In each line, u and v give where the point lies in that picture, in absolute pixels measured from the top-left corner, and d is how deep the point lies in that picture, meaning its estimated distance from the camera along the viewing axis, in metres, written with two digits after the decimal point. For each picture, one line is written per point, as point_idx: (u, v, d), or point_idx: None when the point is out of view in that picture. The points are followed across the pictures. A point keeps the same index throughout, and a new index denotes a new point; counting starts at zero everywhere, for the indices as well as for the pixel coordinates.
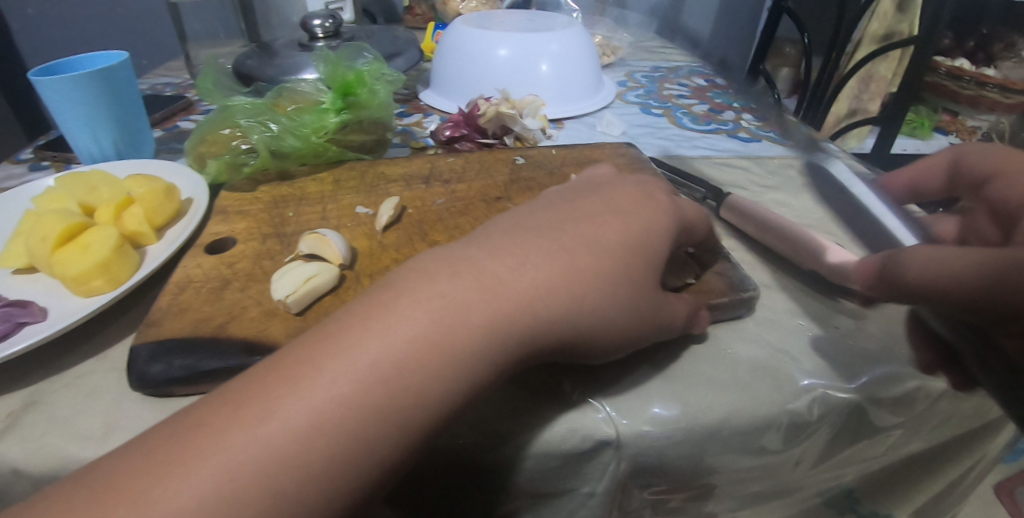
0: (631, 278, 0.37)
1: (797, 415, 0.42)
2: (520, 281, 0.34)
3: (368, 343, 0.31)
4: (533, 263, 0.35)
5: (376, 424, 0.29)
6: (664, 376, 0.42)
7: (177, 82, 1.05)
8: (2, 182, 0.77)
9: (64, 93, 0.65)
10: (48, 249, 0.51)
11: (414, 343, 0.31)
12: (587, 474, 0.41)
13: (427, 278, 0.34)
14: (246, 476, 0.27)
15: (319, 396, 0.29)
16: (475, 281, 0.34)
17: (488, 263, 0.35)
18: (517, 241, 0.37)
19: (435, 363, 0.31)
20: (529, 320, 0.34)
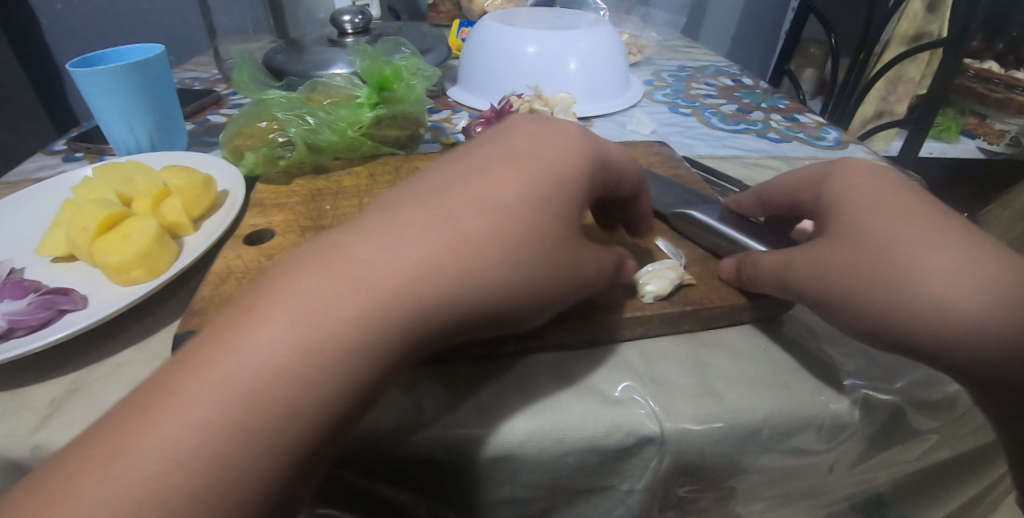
0: (545, 232, 0.36)
1: (840, 417, 0.41)
2: (427, 247, 0.33)
3: (292, 308, 0.30)
4: (446, 225, 0.34)
5: (308, 382, 0.28)
6: (706, 374, 0.42)
7: (206, 77, 1.07)
8: (39, 173, 0.78)
9: (103, 85, 0.66)
10: (89, 239, 0.52)
11: (334, 313, 0.30)
12: (627, 470, 0.41)
13: (346, 241, 0.33)
14: (176, 460, 0.26)
15: (244, 373, 0.28)
16: (376, 252, 0.32)
17: (400, 232, 0.33)
18: (426, 203, 0.35)
19: (350, 332, 0.30)
20: (439, 285, 0.33)
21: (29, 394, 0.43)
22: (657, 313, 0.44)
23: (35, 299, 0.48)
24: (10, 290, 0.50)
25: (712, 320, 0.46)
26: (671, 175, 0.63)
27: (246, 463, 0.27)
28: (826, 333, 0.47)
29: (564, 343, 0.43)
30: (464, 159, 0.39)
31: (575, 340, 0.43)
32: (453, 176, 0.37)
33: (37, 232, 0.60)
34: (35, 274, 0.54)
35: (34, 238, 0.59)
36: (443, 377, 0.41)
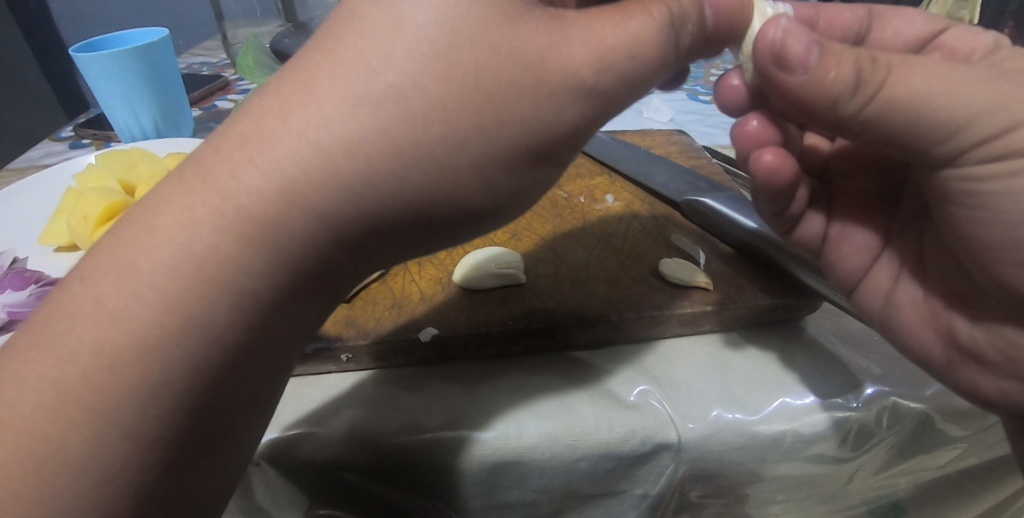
0: (456, 130, 0.26)
1: (864, 424, 0.39)
2: (286, 149, 0.25)
3: (145, 246, 0.25)
4: (312, 118, 0.25)
5: (174, 324, 0.25)
6: (728, 377, 0.40)
7: (214, 62, 1.05)
8: (45, 159, 0.77)
9: (107, 69, 0.65)
10: (89, 228, 0.51)
11: (188, 238, 0.25)
12: (639, 476, 0.39)
13: (205, 171, 0.26)
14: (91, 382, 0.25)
15: (132, 291, 0.25)
16: (228, 166, 0.25)
17: (262, 131, 0.25)
18: (325, 81, 0.26)
19: (236, 234, 0.25)
20: (302, 193, 0.25)
21: None
22: (676, 313, 0.42)
23: (34, 289, 0.47)
24: (11, 281, 0.49)
25: (733, 320, 0.43)
26: (690, 165, 0.61)
27: (165, 379, 0.25)
28: (852, 338, 0.45)
29: (579, 343, 0.41)
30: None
31: (588, 340, 0.42)
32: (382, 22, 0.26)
33: (40, 221, 0.59)
34: (37, 263, 0.53)
35: (36, 226, 0.58)
36: (452, 376, 0.39)
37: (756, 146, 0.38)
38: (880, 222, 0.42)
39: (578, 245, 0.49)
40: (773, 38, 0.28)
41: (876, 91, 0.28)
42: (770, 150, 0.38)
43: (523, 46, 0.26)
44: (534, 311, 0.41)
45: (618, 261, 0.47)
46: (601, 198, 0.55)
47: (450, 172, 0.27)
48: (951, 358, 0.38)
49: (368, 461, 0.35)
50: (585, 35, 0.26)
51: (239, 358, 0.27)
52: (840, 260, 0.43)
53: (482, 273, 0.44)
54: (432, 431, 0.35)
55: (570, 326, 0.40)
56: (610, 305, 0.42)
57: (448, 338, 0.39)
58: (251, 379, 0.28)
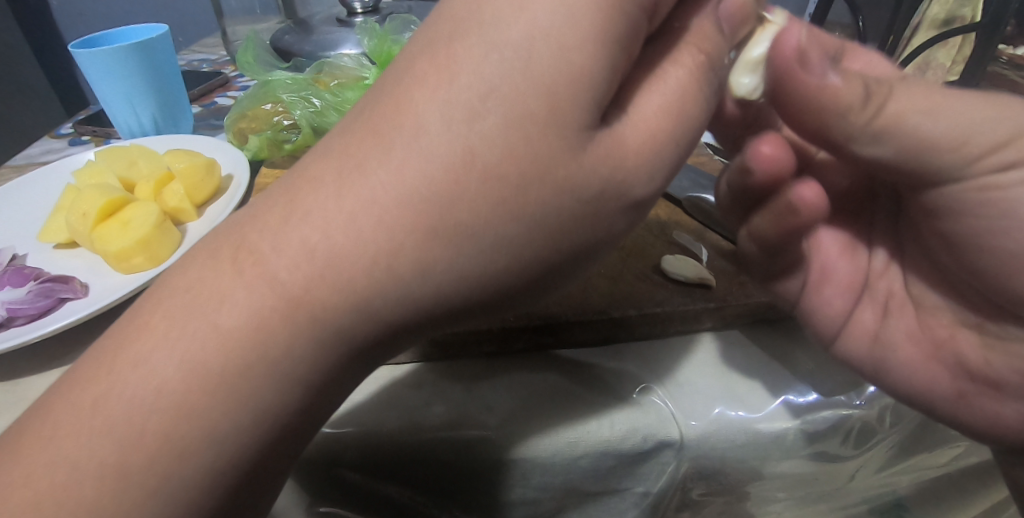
0: (524, 233, 0.24)
1: (867, 422, 0.40)
2: (356, 258, 0.22)
3: (183, 331, 0.23)
4: (370, 207, 0.22)
5: (214, 417, 0.23)
6: (729, 374, 0.40)
7: (214, 58, 1.05)
8: (44, 155, 0.77)
9: (107, 65, 0.65)
10: (89, 225, 0.50)
11: (234, 330, 0.23)
12: (641, 474, 0.39)
13: (245, 257, 0.23)
14: (125, 463, 0.23)
15: (165, 376, 0.23)
16: (274, 255, 0.23)
17: (307, 223, 0.22)
18: (388, 156, 0.23)
19: (280, 323, 0.23)
20: (365, 308, 0.23)
21: (26, 382, 0.42)
22: (677, 311, 0.41)
23: (33, 286, 0.46)
24: (10, 278, 0.49)
25: (734, 318, 0.43)
26: (691, 162, 0.61)
27: (208, 466, 0.23)
28: None
29: (579, 340, 0.41)
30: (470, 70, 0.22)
31: (588, 338, 0.41)
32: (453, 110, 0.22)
33: (39, 218, 0.58)
34: (36, 260, 0.53)
35: (36, 222, 0.58)
36: (452, 373, 0.39)
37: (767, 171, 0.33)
38: (860, 263, 0.43)
39: None
40: (792, 48, 0.28)
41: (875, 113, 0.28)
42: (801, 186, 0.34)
43: (585, 172, 0.23)
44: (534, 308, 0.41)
45: (619, 259, 0.47)
46: None
47: (516, 271, 0.25)
48: (958, 390, 0.39)
49: (369, 460, 0.35)
50: (635, 116, 0.24)
51: (282, 439, 0.25)
52: (823, 304, 0.43)
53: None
54: (432, 428, 0.35)
55: (571, 322, 0.40)
56: (611, 303, 0.42)
57: (448, 335, 0.39)
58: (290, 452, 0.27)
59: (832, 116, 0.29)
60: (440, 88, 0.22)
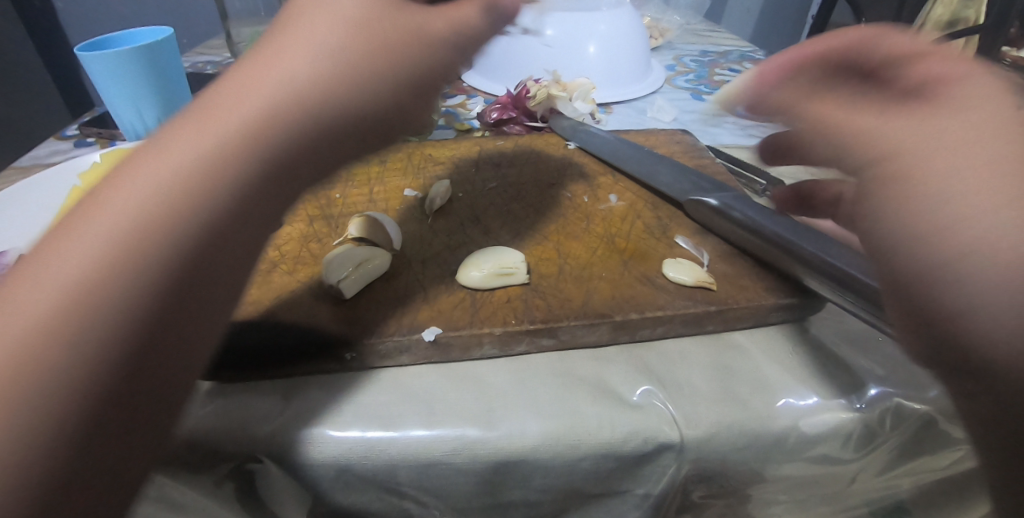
0: (320, 134, 0.31)
1: (868, 425, 0.39)
2: (188, 159, 0.28)
3: (115, 205, 0.26)
4: (183, 140, 0.28)
5: (111, 285, 0.25)
6: (730, 377, 0.40)
7: (218, 61, 1.05)
8: (51, 158, 0.77)
9: (112, 67, 0.65)
10: None
11: (123, 218, 0.26)
12: (642, 476, 0.39)
13: (147, 157, 0.28)
14: (25, 356, 0.23)
15: (72, 267, 0.25)
16: (130, 177, 0.27)
17: (156, 146, 0.28)
18: (223, 88, 0.30)
19: (166, 204, 0.27)
20: (184, 205, 0.27)
21: None
22: (678, 314, 0.42)
23: None
24: None
25: (736, 322, 0.44)
26: (693, 165, 0.61)
27: (108, 328, 0.24)
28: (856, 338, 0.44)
29: (583, 343, 0.41)
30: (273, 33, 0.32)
31: (589, 340, 0.42)
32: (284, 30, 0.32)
33: (43, 219, 0.59)
34: None
35: (41, 224, 0.58)
36: (453, 375, 0.39)
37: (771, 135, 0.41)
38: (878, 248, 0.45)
39: (580, 245, 0.49)
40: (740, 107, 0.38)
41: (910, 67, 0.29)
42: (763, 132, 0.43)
43: (356, 103, 0.33)
44: (536, 311, 0.41)
45: (620, 261, 0.47)
46: (604, 197, 0.55)
47: (274, 165, 0.30)
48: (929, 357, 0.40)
49: (372, 462, 0.35)
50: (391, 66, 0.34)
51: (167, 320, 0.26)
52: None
53: (487, 273, 0.44)
54: (437, 429, 0.36)
55: (574, 325, 0.41)
56: (612, 305, 0.42)
57: (451, 337, 0.40)
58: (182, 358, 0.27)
59: (855, 51, 0.31)
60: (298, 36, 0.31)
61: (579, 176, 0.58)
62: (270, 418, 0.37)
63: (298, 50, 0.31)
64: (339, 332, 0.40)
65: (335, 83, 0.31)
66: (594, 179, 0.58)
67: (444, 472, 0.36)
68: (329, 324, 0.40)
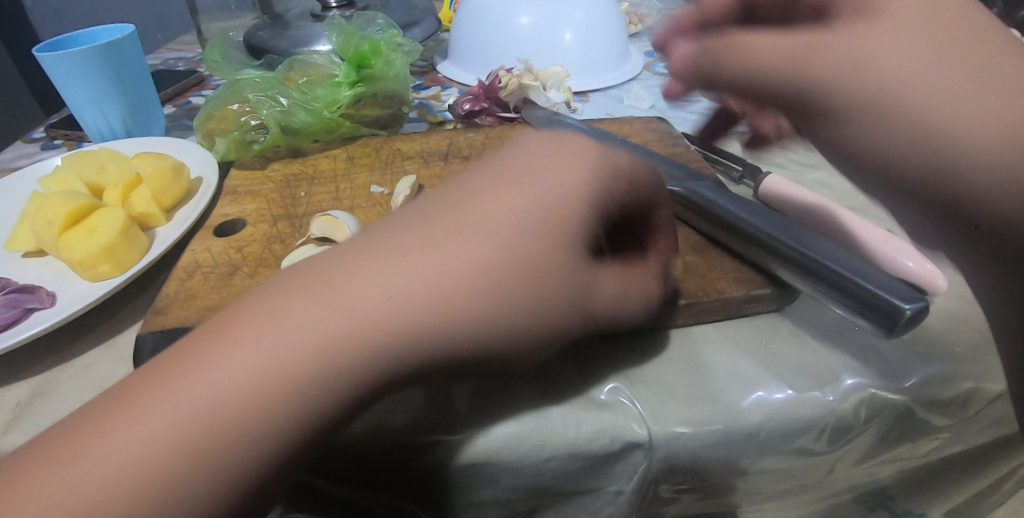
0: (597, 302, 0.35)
1: (842, 419, 0.39)
2: (381, 299, 0.29)
3: (280, 332, 0.27)
4: (376, 280, 0.29)
5: (280, 407, 0.26)
6: (700, 372, 0.39)
7: (190, 57, 1.02)
8: (16, 161, 0.75)
9: (72, 70, 0.63)
10: (53, 233, 0.49)
11: (330, 332, 0.28)
12: (615, 474, 0.38)
13: (338, 273, 0.30)
14: (252, 436, 0.26)
15: (175, 412, 0.25)
16: (356, 291, 0.29)
17: (384, 272, 0.29)
18: (423, 231, 0.31)
19: (302, 374, 0.27)
20: (388, 331, 0.29)
21: None
22: (647, 308, 0.41)
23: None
24: None
25: (705, 314, 0.43)
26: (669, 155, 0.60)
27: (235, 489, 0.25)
28: (830, 327, 0.43)
29: None
30: (455, 209, 0.33)
31: None
32: (479, 191, 0.33)
33: (5, 227, 0.57)
34: (4, 270, 0.52)
35: (3, 233, 0.56)
36: None
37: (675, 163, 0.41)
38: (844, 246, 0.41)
39: None
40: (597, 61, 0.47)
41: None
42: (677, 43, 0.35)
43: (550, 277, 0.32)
44: None
45: None
46: None
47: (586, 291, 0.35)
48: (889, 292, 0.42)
49: (334, 469, 0.35)
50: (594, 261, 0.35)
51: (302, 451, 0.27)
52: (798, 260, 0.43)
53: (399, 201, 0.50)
54: (400, 434, 0.35)
55: None
56: None
57: None
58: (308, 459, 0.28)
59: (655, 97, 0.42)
60: (522, 186, 0.33)
61: None
62: None
63: (454, 240, 0.31)
64: None
65: (570, 288, 0.33)
66: None
67: (411, 477, 0.35)
68: None
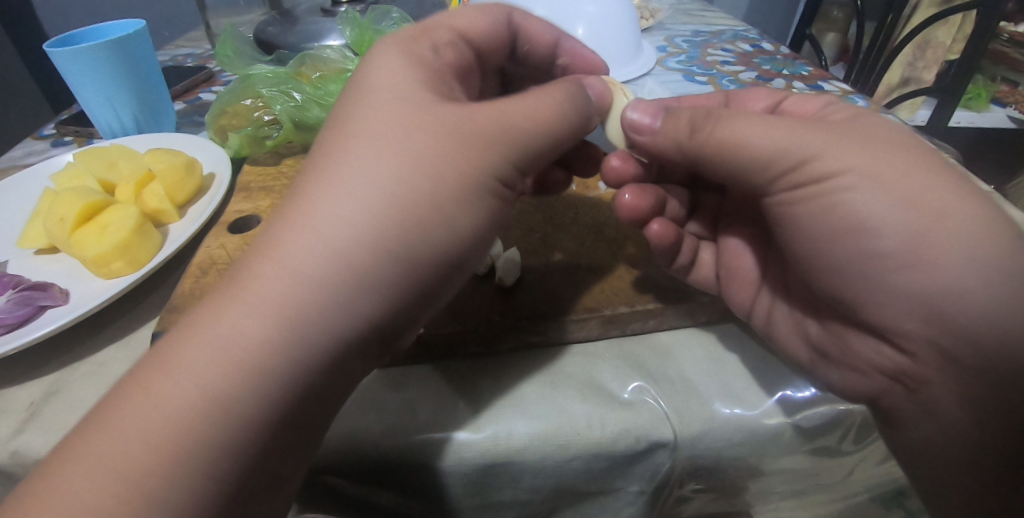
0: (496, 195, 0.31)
1: (863, 417, 0.39)
2: (339, 234, 0.28)
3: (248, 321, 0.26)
4: (306, 261, 0.27)
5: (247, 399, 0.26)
6: (721, 368, 0.39)
7: (199, 53, 1.02)
8: (27, 158, 0.75)
9: (82, 65, 0.62)
10: (66, 230, 0.49)
11: (255, 312, 0.26)
12: (637, 473, 0.38)
13: (296, 239, 0.28)
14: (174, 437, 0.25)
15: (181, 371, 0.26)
16: (279, 267, 0.27)
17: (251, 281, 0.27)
18: (327, 180, 0.28)
19: (240, 360, 0.26)
20: (360, 271, 0.28)
21: (4, 397, 0.40)
22: (670, 305, 0.41)
23: (12, 295, 0.45)
24: None
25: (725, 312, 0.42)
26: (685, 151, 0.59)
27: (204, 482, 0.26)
28: None
29: (570, 338, 0.40)
30: (371, 115, 0.30)
31: (577, 336, 0.40)
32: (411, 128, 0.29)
33: (18, 224, 0.57)
34: (16, 267, 0.51)
35: (15, 229, 0.56)
36: (439, 376, 0.38)
37: (632, 217, 0.41)
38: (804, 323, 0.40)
39: (567, 236, 0.47)
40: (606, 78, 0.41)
41: (708, 135, 0.34)
42: (587, 78, 0.38)
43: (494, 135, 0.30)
44: (521, 309, 0.40)
45: (609, 252, 0.45)
46: (593, 186, 0.53)
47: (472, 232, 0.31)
48: (812, 359, 0.39)
49: (353, 466, 0.35)
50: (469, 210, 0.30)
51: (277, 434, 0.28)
52: (728, 296, 0.42)
53: None
54: (421, 433, 0.34)
55: (561, 321, 0.39)
56: (601, 299, 0.41)
57: (433, 336, 0.38)
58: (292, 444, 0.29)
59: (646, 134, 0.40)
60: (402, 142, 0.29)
61: None
62: None
63: (348, 187, 0.28)
64: None
65: (551, 113, 0.33)
66: None
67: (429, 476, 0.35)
68: None
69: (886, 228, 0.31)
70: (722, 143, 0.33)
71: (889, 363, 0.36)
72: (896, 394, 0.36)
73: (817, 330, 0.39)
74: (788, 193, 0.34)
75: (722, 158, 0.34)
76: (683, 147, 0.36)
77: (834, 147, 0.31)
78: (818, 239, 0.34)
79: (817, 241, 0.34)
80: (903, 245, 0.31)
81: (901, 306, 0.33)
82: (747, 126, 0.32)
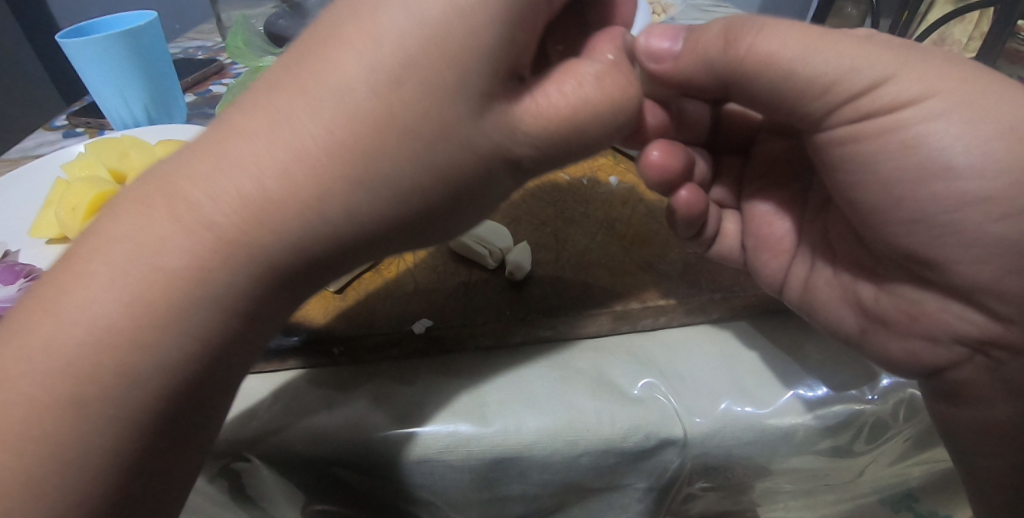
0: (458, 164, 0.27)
1: (879, 418, 0.38)
2: (231, 196, 0.24)
3: (140, 254, 0.25)
4: (215, 192, 0.25)
5: (133, 353, 0.25)
6: (734, 364, 0.38)
7: (210, 45, 1.02)
8: (38, 149, 0.75)
9: (94, 55, 0.63)
10: (77, 220, 0.49)
11: (179, 241, 0.25)
12: (644, 470, 0.37)
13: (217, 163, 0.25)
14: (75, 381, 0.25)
15: (82, 308, 0.25)
16: (191, 200, 0.25)
17: (169, 209, 0.25)
18: (264, 105, 0.25)
19: (132, 313, 0.25)
20: (253, 245, 0.25)
21: None
22: (681, 302, 0.40)
23: (23, 284, 0.45)
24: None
25: (739, 310, 0.41)
26: None
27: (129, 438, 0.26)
28: None
29: (580, 333, 0.40)
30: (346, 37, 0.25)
31: (589, 331, 0.40)
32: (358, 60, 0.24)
33: (28, 213, 0.57)
34: (27, 256, 0.52)
35: (26, 219, 0.56)
36: (448, 369, 0.38)
37: (663, 177, 0.37)
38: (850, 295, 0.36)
39: (579, 230, 0.47)
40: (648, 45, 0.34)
41: (748, 49, 0.30)
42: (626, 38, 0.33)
43: (481, 129, 0.26)
44: (532, 303, 0.40)
45: (620, 248, 0.45)
46: (604, 180, 0.53)
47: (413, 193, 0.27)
48: (863, 327, 0.35)
49: (356, 459, 0.34)
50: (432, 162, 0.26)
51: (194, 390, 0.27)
52: (759, 267, 0.41)
53: None
54: (430, 425, 0.34)
55: (571, 316, 0.39)
56: (612, 295, 0.41)
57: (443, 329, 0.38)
58: (198, 402, 0.28)
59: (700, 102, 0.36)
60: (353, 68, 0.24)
61: (578, 157, 0.56)
62: (252, 413, 0.35)
63: (257, 144, 0.24)
64: (326, 326, 0.38)
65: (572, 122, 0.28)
66: (594, 159, 0.55)
67: (436, 469, 0.34)
68: (313, 317, 0.39)
69: (960, 160, 0.28)
70: (762, 68, 0.31)
71: (970, 329, 0.31)
72: (973, 365, 0.32)
73: (870, 295, 0.35)
74: (842, 134, 0.31)
75: (766, 83, 0.31)
76: (715, 78, 0.33)
77: (911, 67, 0.28)
78: (870, 173, 0.31)
79: (874, 169, 0.30)
80: (995, 182, 0.27)
81: (989, 257, 0.28)
82: (796, 46, 0.29)
